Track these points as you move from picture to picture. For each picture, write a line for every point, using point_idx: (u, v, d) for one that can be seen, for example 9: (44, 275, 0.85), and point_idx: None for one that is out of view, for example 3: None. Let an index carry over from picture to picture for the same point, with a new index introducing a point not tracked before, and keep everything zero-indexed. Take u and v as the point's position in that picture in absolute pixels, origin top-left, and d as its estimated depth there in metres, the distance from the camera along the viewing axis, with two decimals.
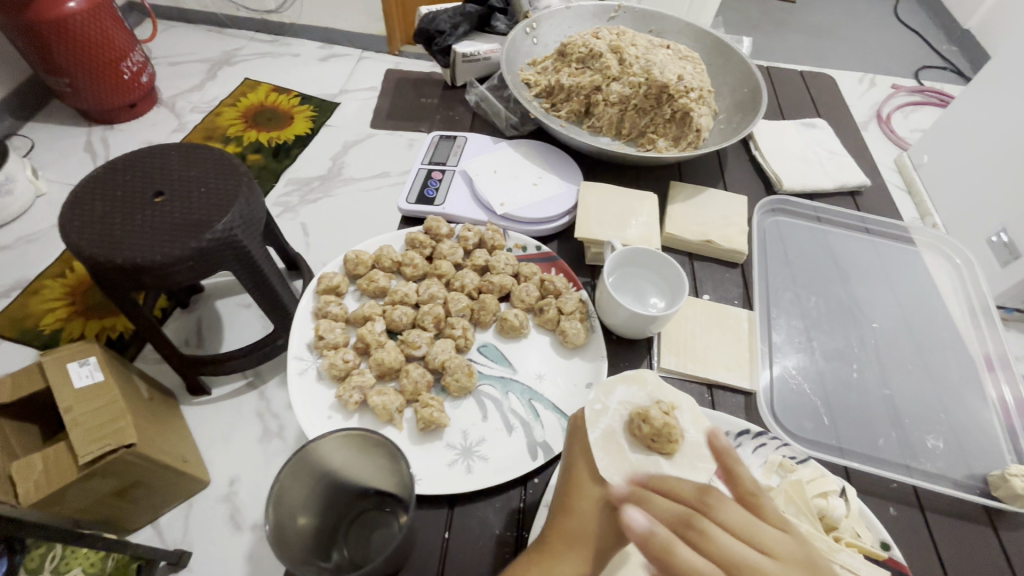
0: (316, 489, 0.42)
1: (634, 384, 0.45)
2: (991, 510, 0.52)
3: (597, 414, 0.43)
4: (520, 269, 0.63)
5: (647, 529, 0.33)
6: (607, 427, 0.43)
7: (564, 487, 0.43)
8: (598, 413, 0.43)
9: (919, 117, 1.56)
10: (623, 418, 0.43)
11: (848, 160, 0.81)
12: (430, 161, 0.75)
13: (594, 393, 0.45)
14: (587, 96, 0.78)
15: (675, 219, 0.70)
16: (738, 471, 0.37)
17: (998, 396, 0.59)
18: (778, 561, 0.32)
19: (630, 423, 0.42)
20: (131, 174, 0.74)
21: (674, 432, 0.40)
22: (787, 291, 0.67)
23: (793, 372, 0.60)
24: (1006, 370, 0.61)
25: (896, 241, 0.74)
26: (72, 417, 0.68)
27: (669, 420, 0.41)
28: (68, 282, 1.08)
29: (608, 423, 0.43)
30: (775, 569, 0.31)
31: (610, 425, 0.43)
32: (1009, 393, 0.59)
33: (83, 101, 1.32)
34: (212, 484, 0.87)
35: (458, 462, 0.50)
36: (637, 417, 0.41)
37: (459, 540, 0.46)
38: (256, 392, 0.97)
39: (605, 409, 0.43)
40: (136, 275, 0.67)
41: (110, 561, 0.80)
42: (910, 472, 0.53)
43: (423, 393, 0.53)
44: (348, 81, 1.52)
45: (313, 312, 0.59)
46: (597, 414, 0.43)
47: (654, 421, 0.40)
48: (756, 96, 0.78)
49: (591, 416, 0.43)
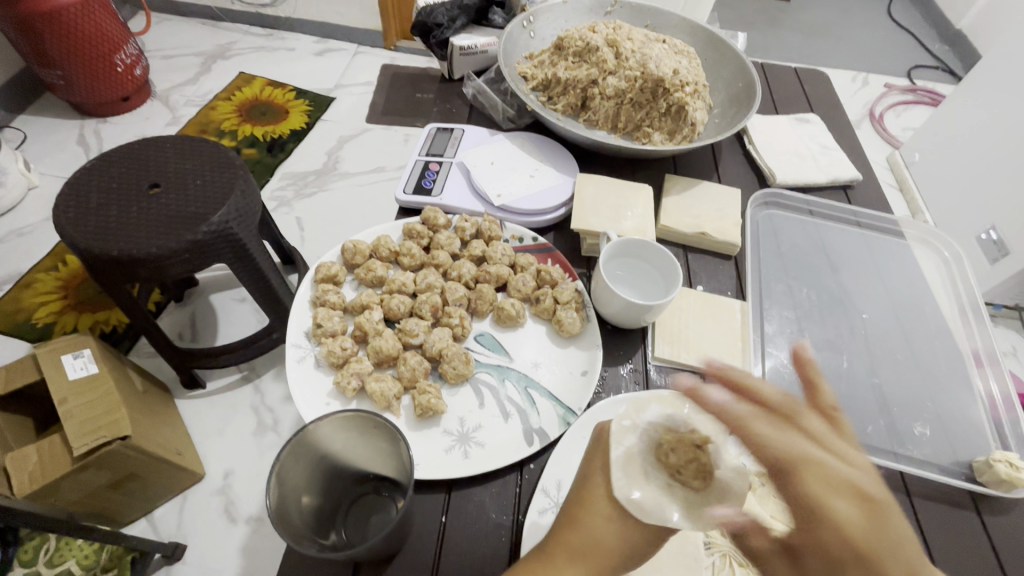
0: (317, 470, 0.42)
1: (670, 406, 0.40)
2: (976, 496, 0.53)
3: (624, 432, 0.39)
4: (516, 260, 0.64)
5: (729, 405, 0.36)
6: (635, 444, 0.38)
7: (571, 500, 0.41)
8: (626, 430, 0.39)
9: (911, 116, 1.58)
10: (651, 439, 0.38)
11: (840, 154, 0.82)
12: (427, 152, 0.75)
13: (624, 408, 0.40)
14: (583, 90, 0.79)
15: (669, 211, 0.71)
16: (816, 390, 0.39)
17: (986, 391, 0.60)
18: (856, 470, 0.34)
19: (659, 445, 0.38)
20: (125, 166, 0.74)
21: (708, 467, 0.36)
22: (780, 282, 0.68)
23: (785, 362, 0.61)
24: (994, 366, 0.62)
25: (888, 235, 0.75)
26: (67, 408, 0.68)
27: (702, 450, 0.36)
28: (61, 276, 1.08)
29: (632, 442, 0.38)
30: (859, 480, 0.34)
31: (635, 445, 0.38)
32: (996, 388, 0.60)
33: (76, 94, 1.31)
34: (207, 478, 0.87)
35: (455, 448, 0.51)
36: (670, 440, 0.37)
37: (456, 524, 0.47)
38: (251, 386, 0.97)
39: (635, 427, 0.39)
40: (130, 268, 0.67)
41: (104, 553, 0.81)
42: (898, 459, 0.55)
43: (420, 380, 0.54)
44: (343, 75, 1.52)
45: (311, 301, 0.59)
46: (624, 432, 0.39)
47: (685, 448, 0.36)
48: (750, 91, 0.78)
49: (618, 432, 0.39)
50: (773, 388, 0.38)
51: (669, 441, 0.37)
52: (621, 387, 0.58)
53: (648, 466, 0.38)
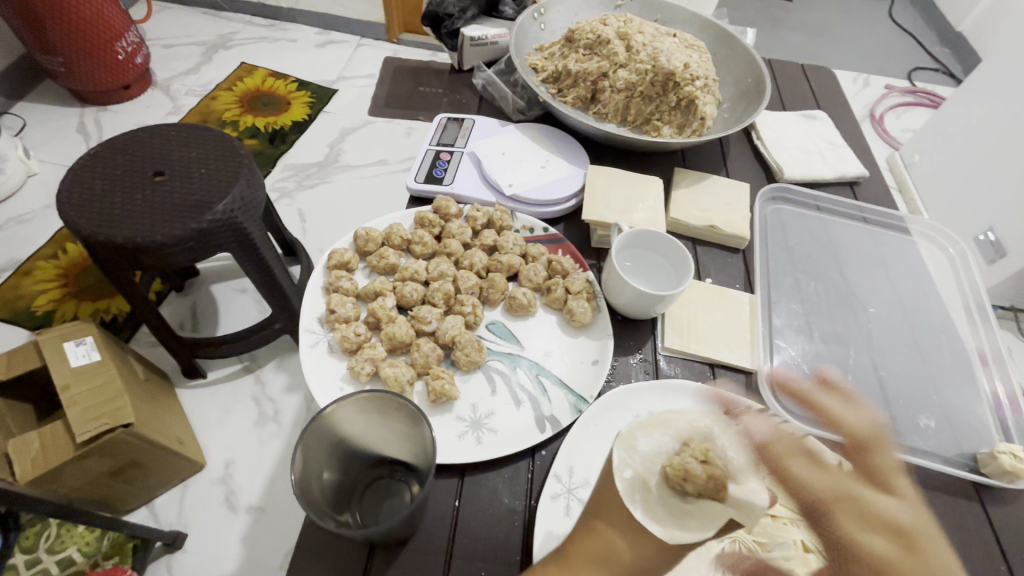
0: (337, 449, 0.43)
1: (656, 433, 0.43)
2: (980, 486, 0.54)
3: (629, 484, 0.40)
4: (527, 250, 0.64)
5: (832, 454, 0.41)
6: (643, 498, 0.39)
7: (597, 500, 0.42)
8: (629, 480, 0.40)
9: (912, 118, 1.58)
10: (658, 473, 0.39)
11: (847, 151, 0.83)
12: (438, 142, 0.75)
13: (619, 455, 0.42)
14: (594, 82, 0.79)
15: (679, 204, 0.71)
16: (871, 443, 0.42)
17: (991, 391, 0.61)
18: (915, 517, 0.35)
19: (662, 476, 0.39)
20: (128, 154, 0.74)
21: (719, 481, 0.37)
22: (787, 276, 0.69)
23: (792, 353, 0.62)
24: (1000, 366, 0.62)
25: (892, 230, 0.76)
26: (70, 395, 0.68)
27: (709, 470, 0.36)
28: (61, 264, 1.07)
29: (642, 491, 0.39)
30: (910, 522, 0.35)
31: (647, 488, 0.39)
32: (1001, 389, 0.61)
33: (76, 82, 1.30)
34: (207, 468, 0.87)
35: (468, 434, 0.51)
36: (676, 471, 0.37)
37: (469, 508, 0.47)
38: (253, 376, 0.97)
39: (636, 471, 0.41)
40: (134, 255, 0.67)
41: (105, 541, 0.80)
42: (903, 449, 0.55)
43: (433, 366, 0.54)
44: (345, 68, 1.52)
45: (324, 287, 0.59)
46: (628, 482, 0.40)
47: (694, 475, 0.36)
48: (760, 85, 0.79)
49: (627, 488, 0.39)
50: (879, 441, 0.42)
51: (672, 472, 0.37)
52: (631, 376, 0.58)
53: (669, 502, 0.38)
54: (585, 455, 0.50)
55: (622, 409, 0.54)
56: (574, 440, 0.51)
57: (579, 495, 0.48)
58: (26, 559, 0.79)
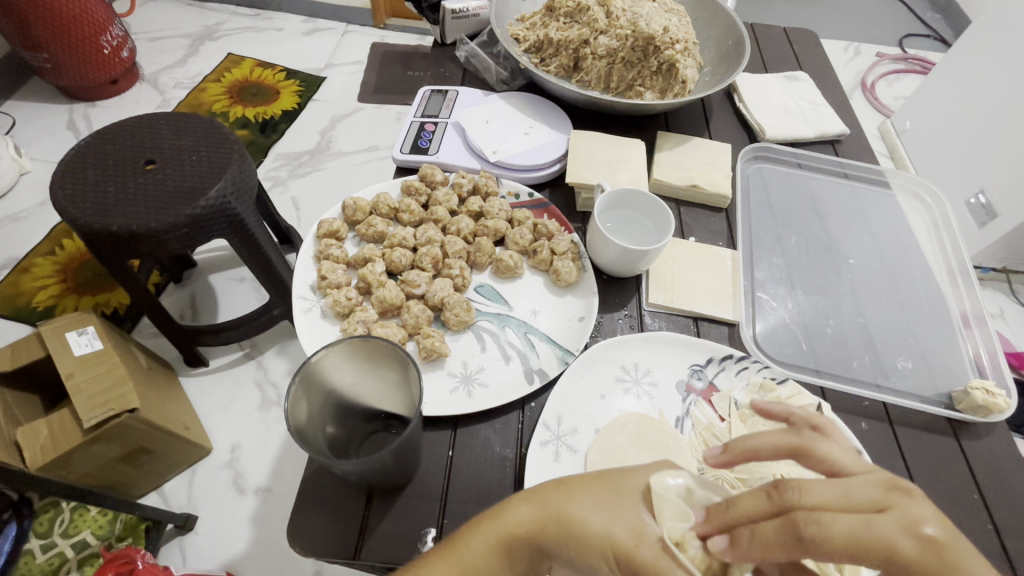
0: (333, 402, 0.45)
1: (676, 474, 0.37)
2: (954, 422, 0.56)
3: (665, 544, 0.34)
4: (513, 215, 0.65)
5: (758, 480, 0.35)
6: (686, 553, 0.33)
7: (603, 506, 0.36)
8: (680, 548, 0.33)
9: (904, 84, 1.58)
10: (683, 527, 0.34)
11: (829, 110, 0.84)
12: (423, 114, 0.76)
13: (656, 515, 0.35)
14: (575, 50, 0.79)
15: (662, 165, 0.72)
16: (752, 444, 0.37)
17: (973, 354, 0.61)
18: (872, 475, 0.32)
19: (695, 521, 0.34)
20: (119, 143, 0.74)
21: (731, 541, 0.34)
22: (769, 232, 0.71)
23: (773, 303, 0.64)
24: (982, 326, 0.62)
25: (873, 185, 0.78)
26: (75, 383, 0.69)
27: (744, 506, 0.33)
28: (60, 259, 1.09)
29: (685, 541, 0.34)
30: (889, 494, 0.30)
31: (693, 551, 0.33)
32: (983, 348, 0.61)
33: (64, 78, 1.30)
34: (215, 451, 0.92)
35: (459, 388, 0.53)
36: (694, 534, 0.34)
37: (463, 457, 0.49)
38: (255, 362, 1.01)
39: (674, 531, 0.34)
40: (131, 243, 0.68)
41: (118, 523, 0.83)
42: (881, 390, 0.57)
43: (424, 327, 0.56)
44: (333, 55, 1.52)
45: (315, 255, 0.61)
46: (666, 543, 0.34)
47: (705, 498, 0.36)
48: (739, 47, 0.79)
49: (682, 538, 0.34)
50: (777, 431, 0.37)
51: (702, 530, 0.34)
52: (617, 331, 0.60)
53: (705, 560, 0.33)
54: (573, 405, 0.52)
55: (608, 361, 0.55)
56: (562, 389, 0.52)
57: (568, 441, 0.50)
58: (42, 543, 0.81)
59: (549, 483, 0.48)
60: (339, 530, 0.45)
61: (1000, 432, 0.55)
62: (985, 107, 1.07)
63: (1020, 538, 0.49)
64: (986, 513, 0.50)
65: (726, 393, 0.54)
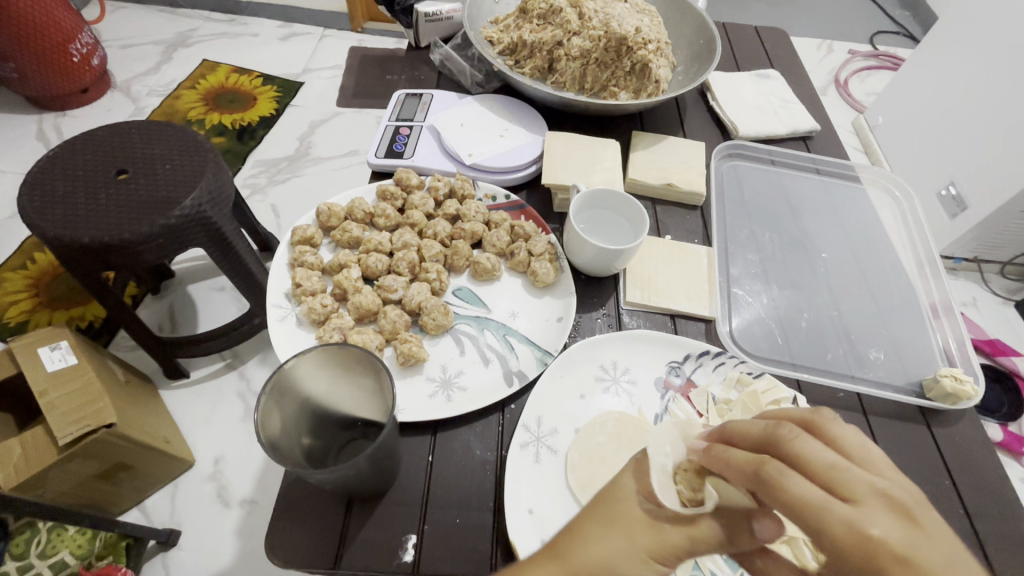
0: (305, 410, 0.44)
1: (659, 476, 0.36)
2: (925, 410, 0.57)
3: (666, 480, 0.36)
4: (490, 217, 0.65)
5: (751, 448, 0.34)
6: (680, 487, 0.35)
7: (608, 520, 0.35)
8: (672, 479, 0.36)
9: (875, 80, 1.61)
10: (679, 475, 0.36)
11: (800, 107, 0.85)
12: (397, 118, 0.76)
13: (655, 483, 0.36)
14: (549, 52, 0.79)
15: (638, 165, 0.73)
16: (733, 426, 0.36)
17: (943, 344, 0.62)
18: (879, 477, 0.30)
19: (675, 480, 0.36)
20: (90, 153, 0.72)
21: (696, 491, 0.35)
22: (744, 228, 0.72)
23: (748, 298, 0.64)
24: (950, 317, 0.64)
25: (844, 179, 0.79)
26: (49, 400, 0.67)
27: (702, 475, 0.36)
28: (31, 274, 1.06)
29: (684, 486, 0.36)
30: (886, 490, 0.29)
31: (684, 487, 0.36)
32: (952, 337, 0.62)
33: (31, 88, 1.27)
34: (197, 465, 0.90)
35: (438, 392, 0.53)
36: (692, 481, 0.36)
37: (443, 462, 0.49)
38: (237, 373, 0.99)
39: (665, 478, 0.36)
40: (103, 255, 0.66)
41: (98, 541, 0.81)
42: (855, 381, 0.58)
43: (401, 332, 0.56)
44: (311, 60, 1.50)
45: (289, 262, 0.61)
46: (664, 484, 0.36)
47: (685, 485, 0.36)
48: (711, 47, 0.81)
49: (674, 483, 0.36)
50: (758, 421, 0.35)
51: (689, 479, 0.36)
52: (595, 331, 0.60)
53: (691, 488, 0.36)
54: (553, 405, 0.52)
55: (587, 361, 0.56)
56: (541, 390, 0.52)
57: (548, 442, 0.50)
58: (18, 565, 0.79)
59: (530, 485, 0.48)
60: (318, 540, 0.44)
61: (969, 417, 0.56)
62: (953, 101, 1.10)
63: (990, 520, 0.50)
64: (957, 498, 0.51)
65: (704, 388, 0.55)
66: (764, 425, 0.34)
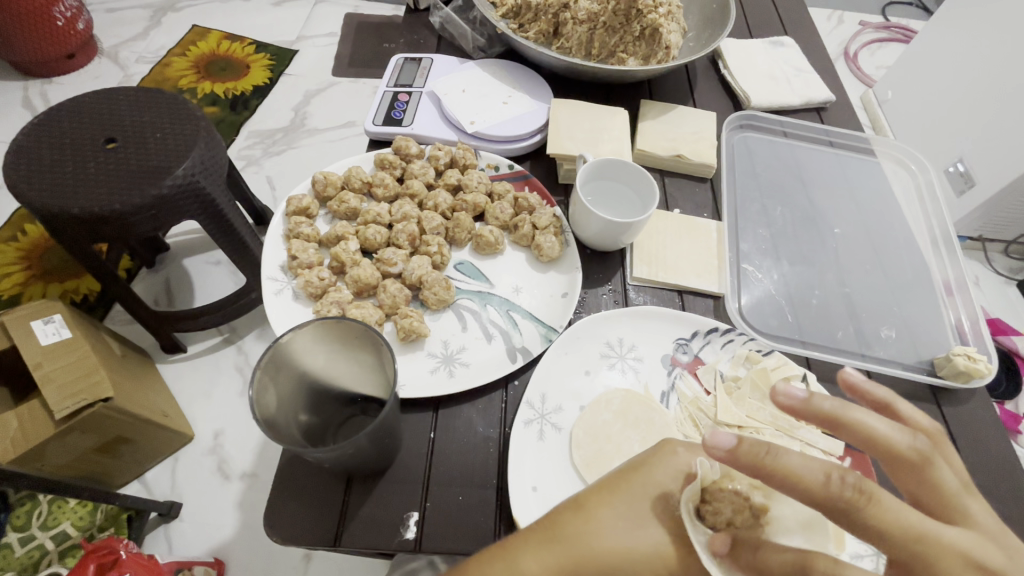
0: (302, 389, 0.43)
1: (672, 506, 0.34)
2: (936, 388, 0.56)
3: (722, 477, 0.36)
4: (493, 188, 0.63)
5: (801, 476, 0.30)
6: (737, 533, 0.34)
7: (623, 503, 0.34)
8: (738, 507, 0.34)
9: (885, 53, 1.57)
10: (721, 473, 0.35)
11: (814, 76, 0.82)
12: (395, 84, 0.73)
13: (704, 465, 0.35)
14: (555, 15, 0.75)
15: (647, 135, 0.70)
16: (784, 460, 0.30)
17: (955, 320, 0.61)
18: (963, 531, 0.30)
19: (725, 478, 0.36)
20: (76, 119, 0.69)
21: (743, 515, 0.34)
22: (753, 203, 0.70)
23: (758, 275, 0.63)
24: (963, 293, 0.62)
25: (858, 152, 0.77)
26: (43, 373, 0.65)
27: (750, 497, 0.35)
28: (22, 247, 1.03)
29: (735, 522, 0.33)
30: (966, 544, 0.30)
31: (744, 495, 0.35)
32: (964, 315, 0.61)
33: (15, 53, 1.21)
34: (197, 438, 0.89)
35: (440, 368, 0.51)
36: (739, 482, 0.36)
37: (445, 439, 0.48)
38: (235, 347, 0.98)
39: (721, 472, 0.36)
40: (94, 226, 0.64)
41: (99, 514, 0.81)
42: (865, 359, 0.57)
43: (402, 306, 0.54)
44: (305, 27, 1.44)
45: (284, 233, 0.59)
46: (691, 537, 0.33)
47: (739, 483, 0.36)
48: (724, 10, 0.77)
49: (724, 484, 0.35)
50: (808, 463, 0.30)
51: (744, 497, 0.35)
52: (601, 306, 0.58)
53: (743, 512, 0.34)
54: (556, 381, 0.51)
55: (593, 337, 0.54)
56: (547, 367, 0.51)
57: (552, 419, 0.49)
58: (20, 537, 0.78)
59: (535, 463, 0.46)
60: (317, 517, 0.43)
61: (979, 396, 0.55)
62: (968, 73, 1.06)
63: (997, 498, 0.49)
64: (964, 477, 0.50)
65: (711, 365, 0.53)
66: (823, 478, 0.30)
